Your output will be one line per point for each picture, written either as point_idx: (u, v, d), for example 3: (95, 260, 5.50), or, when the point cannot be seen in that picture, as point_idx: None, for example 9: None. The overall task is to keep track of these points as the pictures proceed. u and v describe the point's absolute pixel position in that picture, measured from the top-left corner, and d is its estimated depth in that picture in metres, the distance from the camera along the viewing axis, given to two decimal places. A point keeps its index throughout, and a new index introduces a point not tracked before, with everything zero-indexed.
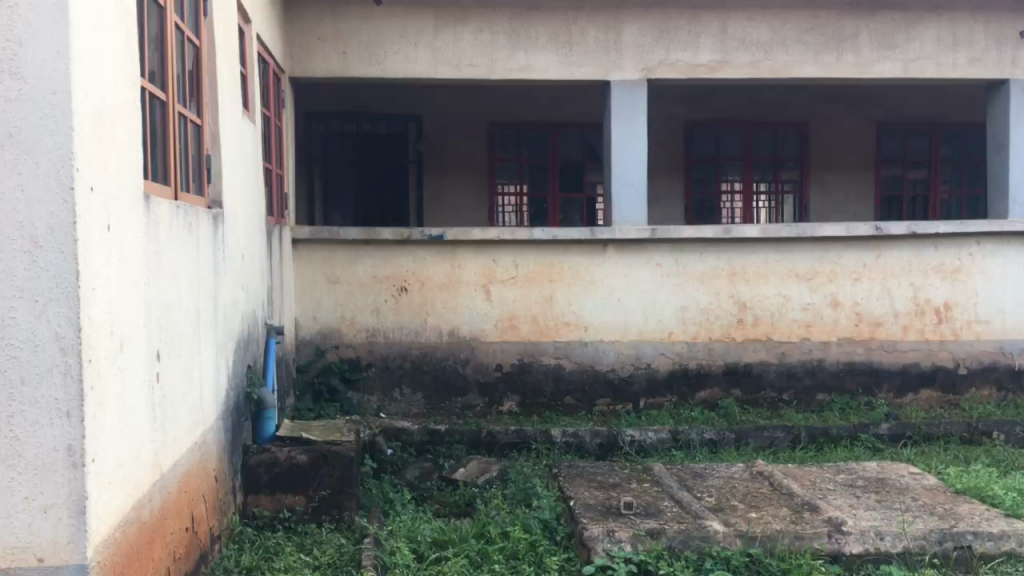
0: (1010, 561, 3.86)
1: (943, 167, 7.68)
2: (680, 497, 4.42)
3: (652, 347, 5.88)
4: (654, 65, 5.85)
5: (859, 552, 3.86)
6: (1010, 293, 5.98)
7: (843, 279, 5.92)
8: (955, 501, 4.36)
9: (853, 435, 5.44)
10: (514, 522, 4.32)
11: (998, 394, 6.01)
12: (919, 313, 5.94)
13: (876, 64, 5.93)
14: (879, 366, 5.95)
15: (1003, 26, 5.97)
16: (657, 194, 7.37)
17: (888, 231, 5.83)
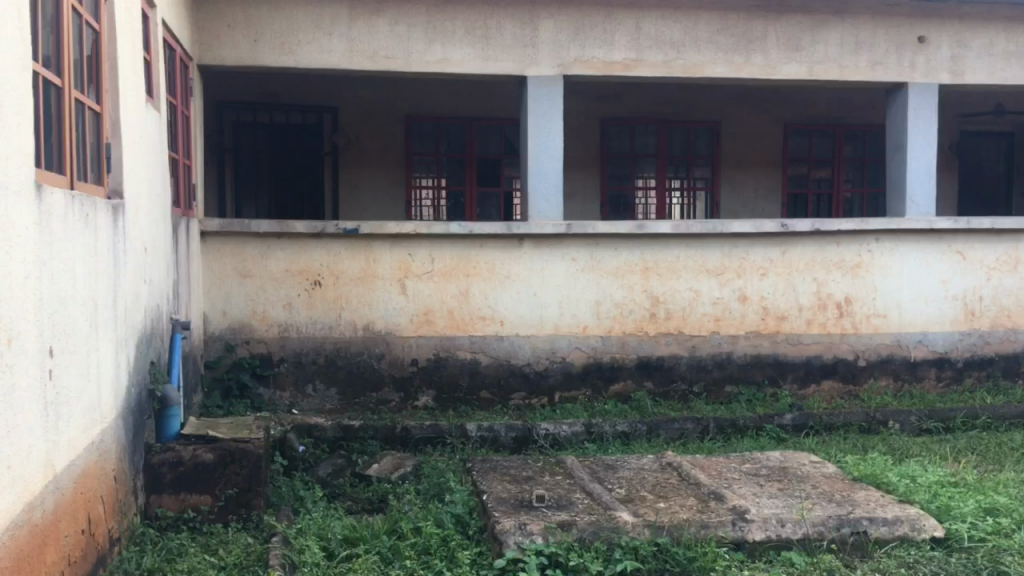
0: (903, 545, 4.04)
1: (847, 166, 7.94)
2: (591, 488, 4.49)
3: (567, 341, 5.94)
4: (570, 62, 5.89)
5: (762, 539, 4.01)
6: (906, 288, 6.24)
7: (751, 273, 6.08)
8: (852, 488, 4.54)
9: (759, 425, 5.60)
10: (427, 518, 4.31)
11: (895, 384, 6.26)
12: (822, 306, 6.16)
13: (784, 65, 6.10)
14: (785, 359, 6.14)
15: (903, 31, 6.19)
16: (573, 189, 7.42)
17: (794, 228, 6.01)
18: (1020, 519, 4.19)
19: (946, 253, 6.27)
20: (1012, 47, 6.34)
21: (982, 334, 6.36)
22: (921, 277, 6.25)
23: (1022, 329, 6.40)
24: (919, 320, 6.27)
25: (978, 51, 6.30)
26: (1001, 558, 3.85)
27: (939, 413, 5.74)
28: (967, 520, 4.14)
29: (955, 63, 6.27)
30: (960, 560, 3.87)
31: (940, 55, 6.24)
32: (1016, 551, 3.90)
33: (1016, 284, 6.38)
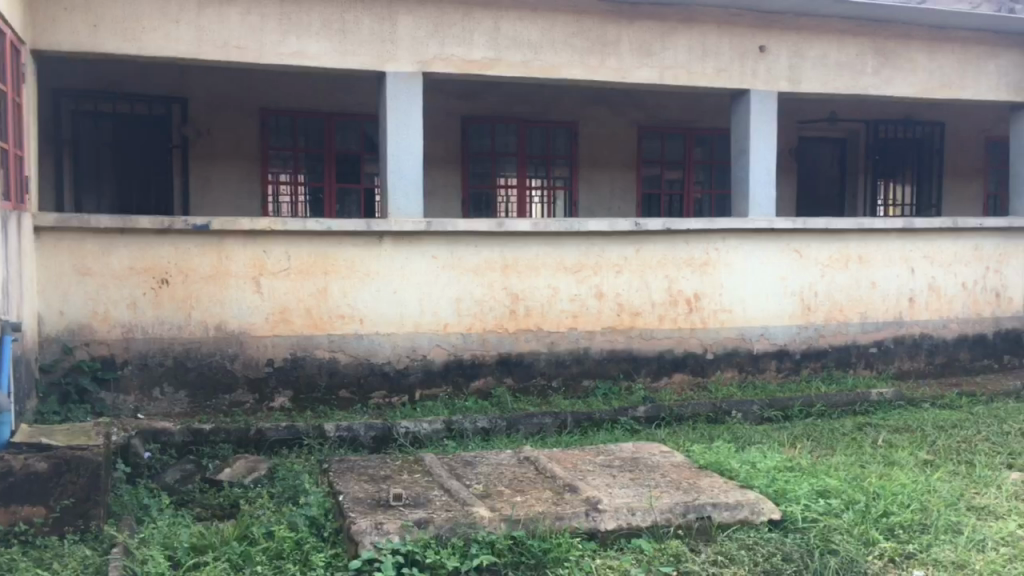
0: (743, 528, 4.26)
1: (697, 168, 8.29)
2: (448, 485, 4.50)
3: (428, 338, 5.93)
4: (429, 59, 5.88)
5: (613, 528, 4.14)
6: (750, 285, 6.58)
7: (607, 271, 6.26)
8: (698, 475, 4.74)
9: (614, 418, 5.76)
10: (280, 522, 4.20)
11: (740, 375, 6.59)
12: (673, 302, 6.41)
13: (636, 69, 6.30)
14: (638, 353, 6.35)
15: (746, 41, 6.51)
16: (434, 186, 7.41)
17: (646, 227, 6.23)
18: (847, 499, 4.50)
19: (785, 251, 6.66)
20: (843, 59, 6.77)
21: (817, 326, 6.79)
22: (763, 274, 6.61)
23: (852, 322, 6.88)
24: (761, 315, 6.63)
25: (813, 61, 6.69)
26: (831, 536, 4.12)
27: (779, 403, 6.09)
28: (801, 502, 4.42)
29: (793, 72, 6.65)
30: (794, 540, 4.11)
31: (779, 64, 6.61)
32: (844, 530, 4.18)
33: (847, 280, 6.85)
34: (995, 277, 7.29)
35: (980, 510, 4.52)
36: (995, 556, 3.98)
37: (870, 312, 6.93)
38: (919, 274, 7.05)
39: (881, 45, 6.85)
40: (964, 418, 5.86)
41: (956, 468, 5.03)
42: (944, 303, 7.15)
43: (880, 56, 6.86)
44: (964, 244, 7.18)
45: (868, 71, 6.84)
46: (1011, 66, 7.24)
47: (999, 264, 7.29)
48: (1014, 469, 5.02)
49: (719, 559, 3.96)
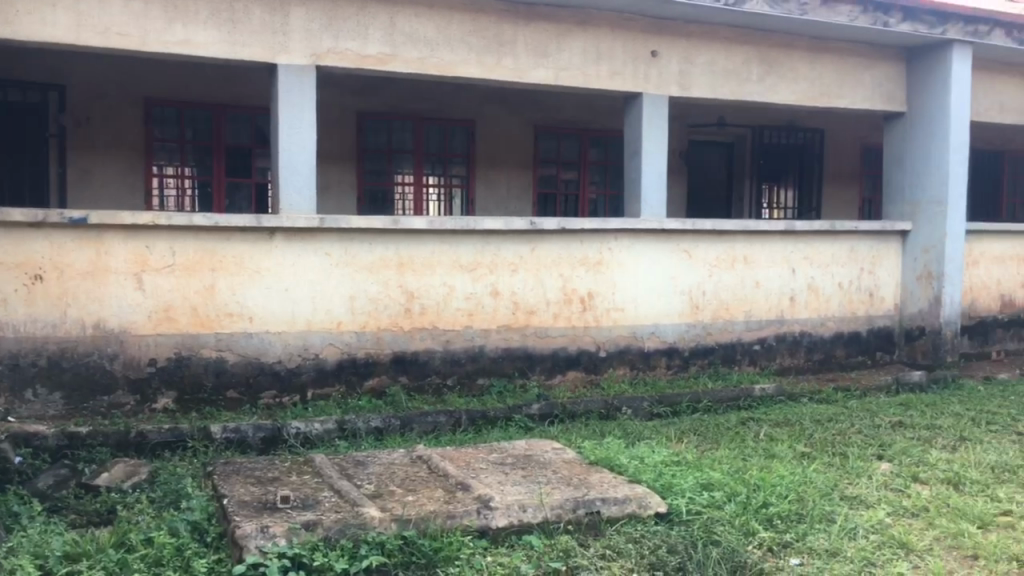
0: (631, 522, 4.35)
1: (591, 169, 8.43)
2: (339, 485, 4.43)
3: (320, 337, 5.82)
4: (322, 52, 5.77)
5: (504, 525, 4.17)
6: (641, 284, 6.73)
7: (502, 270, 6.29)
8: (589, 471, 4.82)
9: (508, 416, 5.79)
10: (160, 527, 4.05)
11: (632, 372, 6.73)
12: (567, 301, 6.50)
13: (532, 69, 6.34)
14: (533, 351, 6.41)
15: (638, 45, 6.65)
16: (328, 182, 7.28)
17: (542, 226, 6.29)
18: (730, 491, 4.65)
19: (675, 251, 6.84)
20: (731, 66, 7.00)
21: (705, 324, 7.00)
22: (653, 273, 6.77)
23: (737, 321, 7.13)
24: (652, 313, 6.80)
25: (703, 67, 6.90)
26: (714, 528, 4.25)
27: (668, 399, 6.25)
28: (687, 495, 4.55)
29: (683, 77, 6.83)
30: (680, 533, 4.23)
31: (670, 69, 6.78)
32: (726, 521, 4.33)
33: (733, 280, 7.09)
34: (869, 278, 7.68)
35: (852, 499, 4.75)
36: (865, 542, 4.19)
37: (754, 311, 7.19)
38: (800, 275, 7.36)
39: (766, 54, 7.12)
40: (840, 412, 6.16)
41: (831, 459, 5.28)
42: (823, 302, 7.49)
43: (765, 64, 7.13)
44: (841, 246, 7.54)
45: (754, 78, 7.09)
46: (884, 77, 7.62)
47: (873, 265, 7.69)
48: (883, 460, 5.31)
49: (607, 553, 4.03)
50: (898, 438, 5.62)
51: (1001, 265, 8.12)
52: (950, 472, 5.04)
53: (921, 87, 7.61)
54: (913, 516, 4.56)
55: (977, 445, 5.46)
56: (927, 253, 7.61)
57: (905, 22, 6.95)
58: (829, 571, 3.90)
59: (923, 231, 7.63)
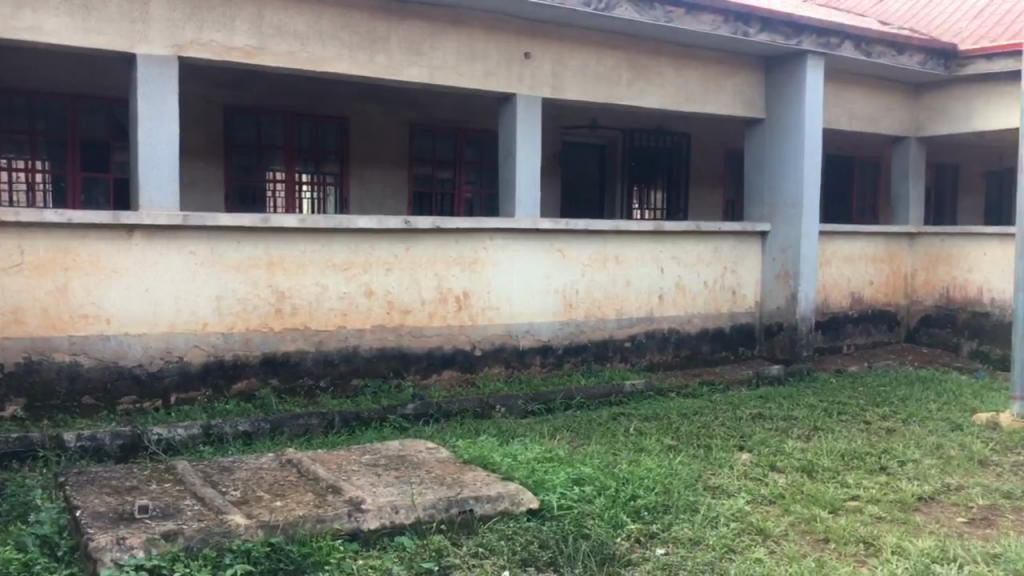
0: (503, 519, 4.39)
1: (467, 168, 8.46)
2: (202, 493, 4.27)
3: (184, 339, 5.59)
4: (185, 43, 5.54)
5: (376, 527, 4.12)
6: (516, 283, 6.80)
7: (376, 269, 6.21)
8: (462, 470, 4.83)
9: (382, 416, 5.74)
10: (5, 543, 3.81)
11: (507, 371, 6.78)
12: (442, 300, 6.49)
13: (405, 67, 6.29)
14: (408, 350, 6.37)
15: (511, 47, 6.71)
16: (193, 178, 7.00)
17: (416, 225, 6.25)
18: (600, 485, 4.76)
19: (548, 251, 6.95)
20: (602, 70, 7.16)
21: (577, 322, 7.14)
22: (528, 272, 6.85)
23: (609, 319, 7.31)
24: (526, 312, 6.88)
25: (574, 70, 7.03)
26: (584, 521, 4.34)
27: (542, 396, 6.33)
28: (558, 490, 4.62)
29: (556, 79, 6.94)
30: (551, 528, 4.29)
31: (543, 71, 6.87)
32: (596, 515, 4.42)
33: (605, 279, 7.26)
34: (732, 276, 8.03)
35: (714, 489, 4.95)
36: (726, 530, 4.37)
37: (625, 309, 7.39)
38: (668, 274, 7.62)
39: (635, 59, 7.33)
40: (705, 406, 6.41)
41: (695, 451, 5.48)
42: (690, 299, 7.77)
43: (634, 69, 7.33)
44: (706, 246, 7.85)
45: (624, 83, 7.28)
46: (746, 84, 7.99)
47: (735, 265, 8.05)
48: (744, 451, 5.56)
49: (479, 550, 4.05)
50: (758, 429, 5.90)
51: (851, 264, 8.64)
52: (805, 460, 5.33)
53: (779, 94, 8.00)
54: (771, 503, 4.80)
55: (829, 434, 5.80)
56: (785, 253, 8.01)
57: (764, 33, 7.30)
58: (693, 559, 4.05)
59: (781, 232, 8.03)
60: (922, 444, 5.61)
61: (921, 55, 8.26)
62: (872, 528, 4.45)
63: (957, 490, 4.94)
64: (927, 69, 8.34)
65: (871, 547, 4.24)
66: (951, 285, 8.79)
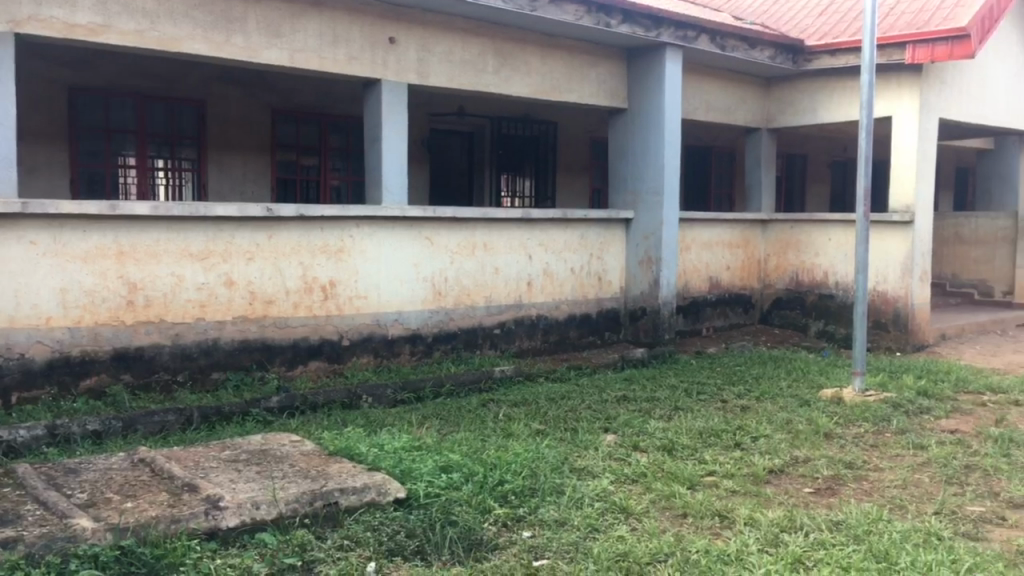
0: (369, 510, 4.34)
1: (333, 155, 8.29)
2: (44, 497, 4.01)
3: (25, 334, 5.21)
4: (21, 18, 5.14)
5: (235, 525, 3.99)
6: (383, 271, 6.72)
7: (236, 258, 6.00)
8: (327, 462, 4.74)
9: (245, 410, 5.56)
10: None
11: (376, 360, 6.70)
12: (307, 289, 6.33)
13: (264, 49, 6.08)
14: (271, 342, 6.20)
15: (375, 31, 6.60)
16: (34, 162, 6.56)
17: (278, 213, 6.07)
18: (468, 471, 4.78)
19: (416, 239, 6.90)
20: (467, 57, 7.15)
21: (447, 310, 7.14)
22: (395, 260, 6.78)
23: (478, 306, 7.34)
24: (395, 300, 6.81)
25: (439, 57, 6.98)
26: (451, 508, 4.34)
27: (411, 385, 6.29)
28: (425, 479, 4.60)
29: (421, 65, 6.87)
30: (418, 516, 4.27)
31: (408, 56, 6.79)
32: (464, 501, 4.44)
33: (473, 266, 7.29)
34: (598, 262, 8.22)
35: (580, 470, 5.05)
36: (590, 510, 4.47)
37: (493, 296, 7.44)
38: (536, 260, 7.72)
39: (500, 47, 7.35)
40: (572, 390, 6.53)
41: (562, 435, 5.58)
42: (557, 286, 7.91)
43: (500, 57, 7.35)
44: (572, 233, 8.00)
45: (489, 70, 7.29)
46: (608, 74, 8.16)
47: (601, 251, 8.24)
48: (609, 433, 5.70)
49: (345, 543, 3.98)
50: (622, 411, 6.07)
51: (709, 250, 9.00)
52: (666, 439, 5.52)
53: (641, 85, 8.21)
54: (633, 482, 4.94)
55: (688, 413, 6.03)
56: (647, 239, 8.25)
57: (625, 24, 7.46)
58: (558, 540, 4.12)
59: (644, 219, 8.26)
60: (774, 419, 5.92)
61: (771, 50, 8.65)
62: (727, 501, 4.65)
63: (805, 462, 5.23)
64: (777, 63, 8.75)
65: (726, 520, 4.43)
66: (799, 269, 9.26)
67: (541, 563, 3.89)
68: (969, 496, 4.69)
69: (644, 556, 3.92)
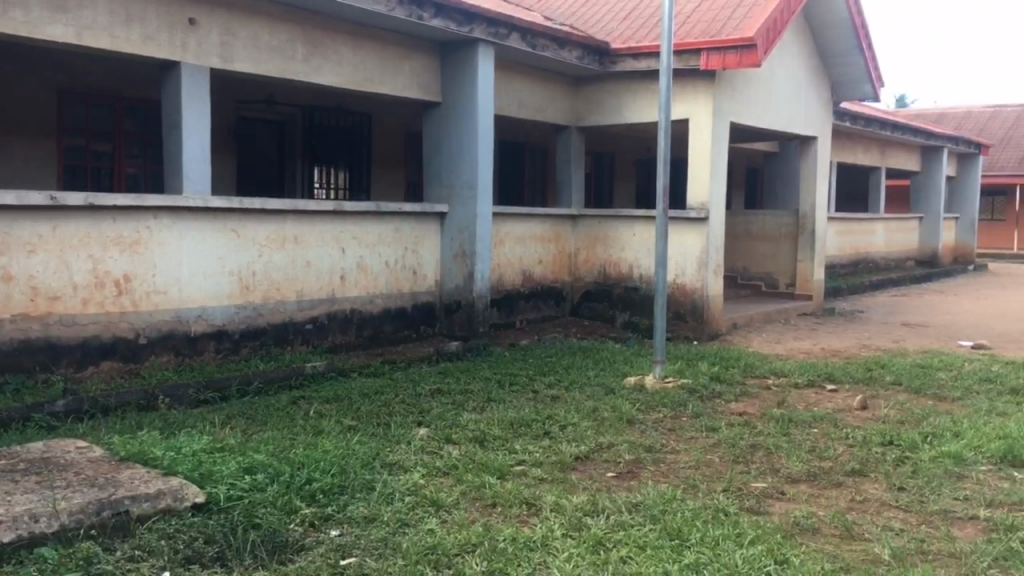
0: (164, 517, 4.09)
1: (129, 141, 7.79)
2: None
3: None
4: None
5: (9, 540, 3.66)
6: (185, 265, 6.39)
7: (16, 251, 5.49)
8: (118, 468, 4.44)
9: (25, 416, 5.12)
10: None
11: (176, 359, 6.37)
12: (98, 285, 5.91)
13: (46, 25, 5.58)
14: (56, 341, 5.74)
15: (172, 11, 6.24)
16: None
17: (65, 202, 5.61)
18: (274, 472, 4.62)
19: (220, 231, 6.60)
20: (275, 43, 6.91)
21: (254, 305, 6.89)
22: (198, 253, 6.46)
23: (289, 301, 7.13)
24: (197, 295, 6.49)
25: (245, 41, 6.71)
26: (254, 511, 4.18)
27: (216, 384, 6.02)
28: (226, 482, 4.41)
29: (224, 50, 6.57)
30: (218, 521, 4.08)
31: (209, 40, 6.48)
32: (269, 503, 4.30)
33: (283, 260, 7.08)
34: (412, 256, 8.21)
35: (392, 465, 5.02)
36: (400, 505, 4.45)
37: (305, 290, 7.26)
38: (348, 254, 7.61)
39: (309, 34, 7.15)
40: (386, 384, 6.49)
41: (374, 430, 5.52)
42: (371, 280, 7.83)
43: (310, 44, 7.16)
44: (386, 226, 7.95)
45: (298, 58, 7.08)
46: (421, 67, 8.15)
47: (415, 245, 8.24)
48: (422, 426, 5.71)
49: (136, 554, 3.74)
50: (436, 404, 6.09)
51: (522, 245, 9.21)
52: (478, 431, 5.59)
53: (454, 80, 8.25)
54: (444, 474, 4.97)
55: (500, 405, 6.14)
56: (462, 233, 8.33)
57: (437, 18, 7.47)
58: (367, 537, 4.07)
59: (459, 213, 8.33)
60: (581, 408, 6.14)
61: (580, 51, 8.95)
62: (534, 490, 4.77)
63: (608, 448, 5.45)
64: (585, 64, 9.06)
65: (533, 507, 4.54)
66: (606, 263, 9.66)
67: (349, 562, 3.83)
68: (753, 473, 5.07)
69: (453, 548, 3.95)
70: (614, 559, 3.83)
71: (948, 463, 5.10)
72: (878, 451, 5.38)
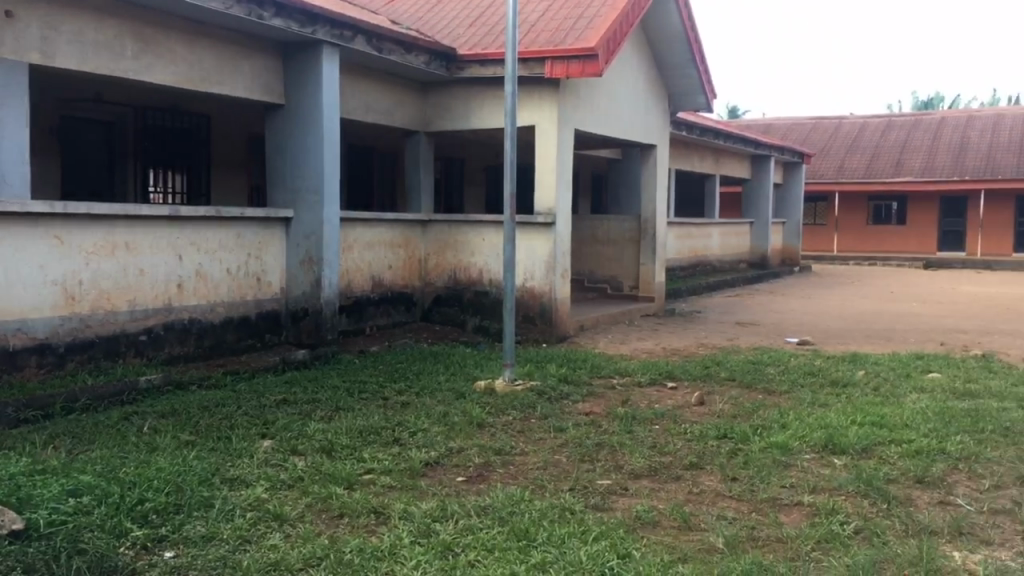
0: None
1: None
2: None
3: None
4: None
5: None
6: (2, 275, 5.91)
7: None
8: None
9: None
10: None
11: None
12: None
13: None
14: None
15: None
16: None
17: None
18: (101, 494, 4.35)
19: (42, 237, 6.17)
20: (101, 39, 6.53)
21: (82, 316, 6.47)
22: (16, 262, 6.00)
23: (120, 311, 6.75)
24: (16, 306, 6.03)
25: (68, 37, 6.30)
26: (79, 536, 3.92)
27: (38, 401, 5.61)
28: (48, 506, 4.11)
29: (45, 45, 6.15)
30: (37, 548, 3.79)
31: (28, 33, 6.05)
32: (95, 526, 4.04)
33: (113, 268, 6.69)
34: (255, 263, 7.96)
35: (232, 480, 4.83)
36: (241, 522, 4.28)
37: (138, 299, 6.90)
38: (186, 262, 7.30)
39: (140, 31, 6.81)
40: (228, 396, 6.24)
41: (214, 444, 5.30)
42: (211, 287, 7.53)
43: (141, 42, 6.81)
44: (227, 233, 7.67)
45: (128, 55, 6.72)
46: (262, 68, 7.92)
47: (259, 251, 7.99)
48: (266, 438, 5.53)
49: None
50: (281, 415, 5.92)
51: (371, 250, 9.11)
52: (325, 441, 5.47)
53: (297, 82, 8.07)
54: (289, 487, 4.82)
55: (349, 414, 6.03)
56: (308, 239, 8.14)
57: (278, 18, 7.28)
58: (204, 557, 3.89)
59: (304, 219, 8.14)
60: (431, 413, 6.12)
61: (425, 56, 8.95)
62: (383, 498, 4.71)
63: (457, 452, 5.46)
64: (431, 69, 9.08)
65: (382, 516, 4.48)
66: (456, 269, 9.70)
67: None
68: (598, 471, 5.21)
69: (297, 563, 3.85)
70: (462, 564, 3.83)
71: (777, 453, 5.42)
72: (713, 445, 5.65)
